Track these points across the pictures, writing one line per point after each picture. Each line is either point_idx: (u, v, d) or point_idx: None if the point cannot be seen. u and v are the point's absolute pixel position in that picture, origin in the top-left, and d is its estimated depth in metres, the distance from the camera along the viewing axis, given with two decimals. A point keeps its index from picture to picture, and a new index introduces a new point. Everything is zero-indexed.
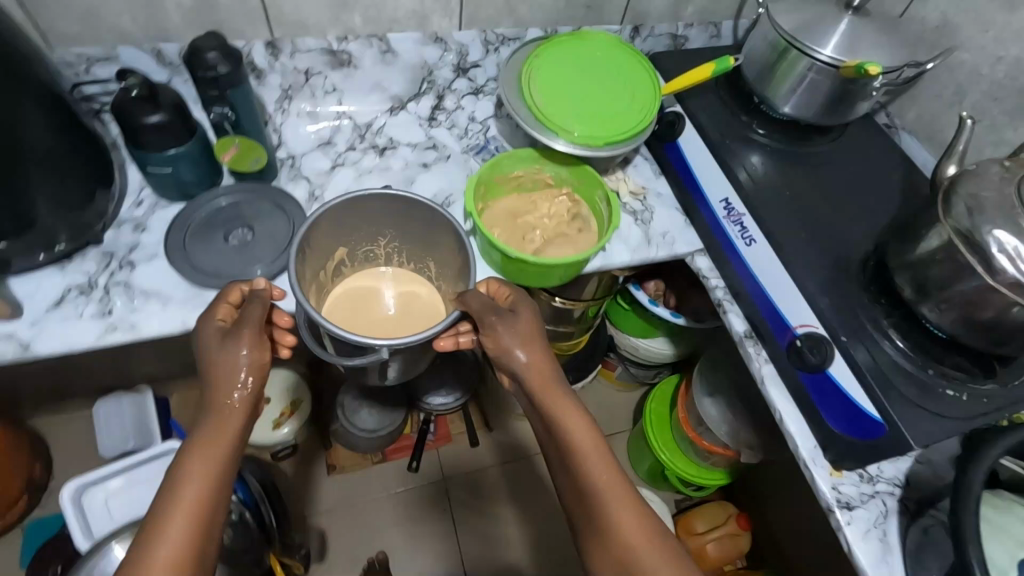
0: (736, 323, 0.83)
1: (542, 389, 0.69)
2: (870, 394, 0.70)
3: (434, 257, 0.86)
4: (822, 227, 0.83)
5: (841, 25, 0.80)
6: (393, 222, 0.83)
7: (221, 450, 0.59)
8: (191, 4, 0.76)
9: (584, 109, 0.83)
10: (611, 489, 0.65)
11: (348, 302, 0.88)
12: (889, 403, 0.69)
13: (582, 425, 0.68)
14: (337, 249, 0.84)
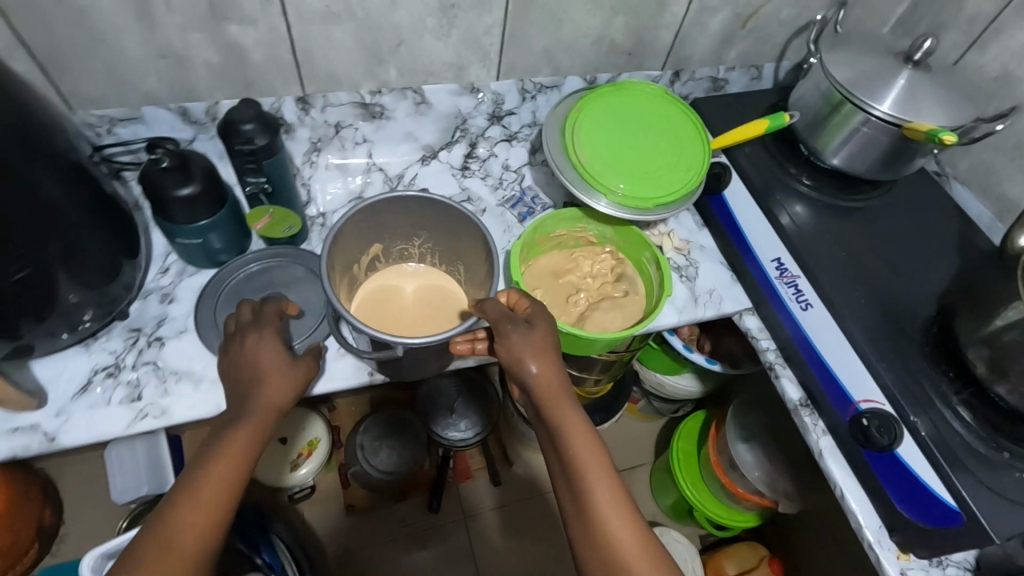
0: (791, 391, 0.79)
1: (551, 405, 0.62)
2: (944, 478, 0.67)
3: (465, 261, 0.82)
4: (882, 289, 0.79)
5: (899, 80, 0.76)
6: (423, 221, 0.78)
7: (231, 476, 0.57)
8: (220, 62, 0.72)
9: (629, 163, 0.79)
10: (618, 516, 0.58)
11: (373, 298, 0.81)
12: (966, 490, 0.65)
13: (588, 439, 0.61)
14: (372, 244, 0.79)
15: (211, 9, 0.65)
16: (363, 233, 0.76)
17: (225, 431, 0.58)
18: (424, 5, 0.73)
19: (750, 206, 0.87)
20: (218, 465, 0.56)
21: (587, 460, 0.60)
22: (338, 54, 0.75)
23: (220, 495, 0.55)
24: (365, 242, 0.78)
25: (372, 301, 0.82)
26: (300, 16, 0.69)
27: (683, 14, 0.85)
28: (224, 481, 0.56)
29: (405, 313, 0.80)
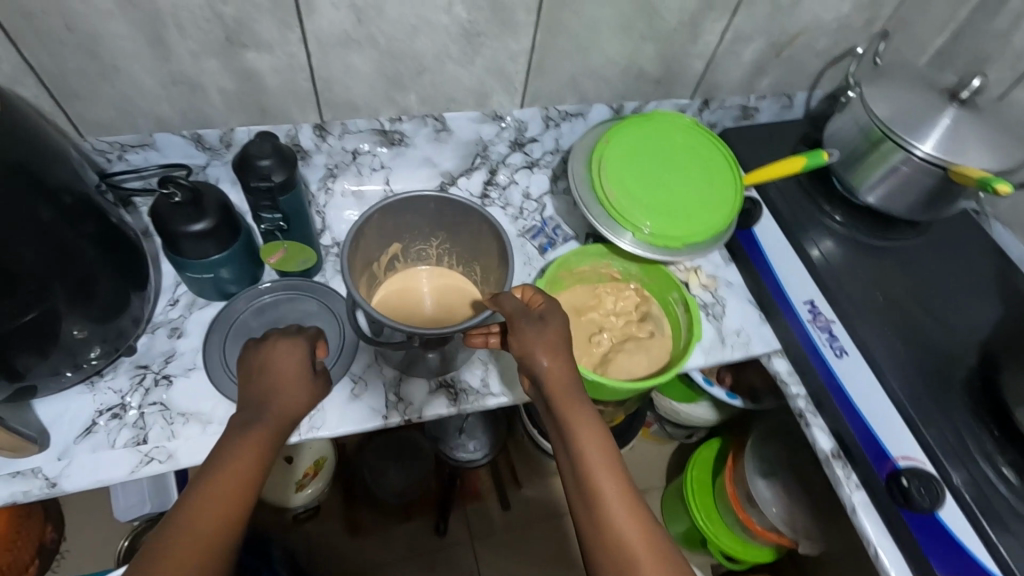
0: (822, 440, 0.75)
1: (561, 400, 0.58)
2: (990, 546, 0.63)
3: (481, 261, 0.78)
4: (922, 336, 0.75)
5: (944, 119, 0.72)
6: (444, 223, 0.75)
7: (245, 483, 0.51)
8: (236, 89, 0.69)
9: (659, 199, 0.77)
10: (631, 521, 0.53)
11: (392, 299, 0.80)
12: (1012, 558, 0.62)
13: (599, 439, 0.57)
14: (393, 243, 0.77)
15: (229, 36, 0.63)
16: (383, 232, 0.74)
17: (241, 435, 0.54)
18: (449, 33, 0.70)
19: (782, 243, 0.83)
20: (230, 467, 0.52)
21: (599, 458, 0.56)
22: (358, 81, 0.73)
23: (232, 498, 0.50)
24: (385, 239, 0.75)
25: (391, 302, 0.80)
26: (320, 44, 0.67)
27: (716, 43, 0.82)
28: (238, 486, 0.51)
29: (425, 316, 0.79)
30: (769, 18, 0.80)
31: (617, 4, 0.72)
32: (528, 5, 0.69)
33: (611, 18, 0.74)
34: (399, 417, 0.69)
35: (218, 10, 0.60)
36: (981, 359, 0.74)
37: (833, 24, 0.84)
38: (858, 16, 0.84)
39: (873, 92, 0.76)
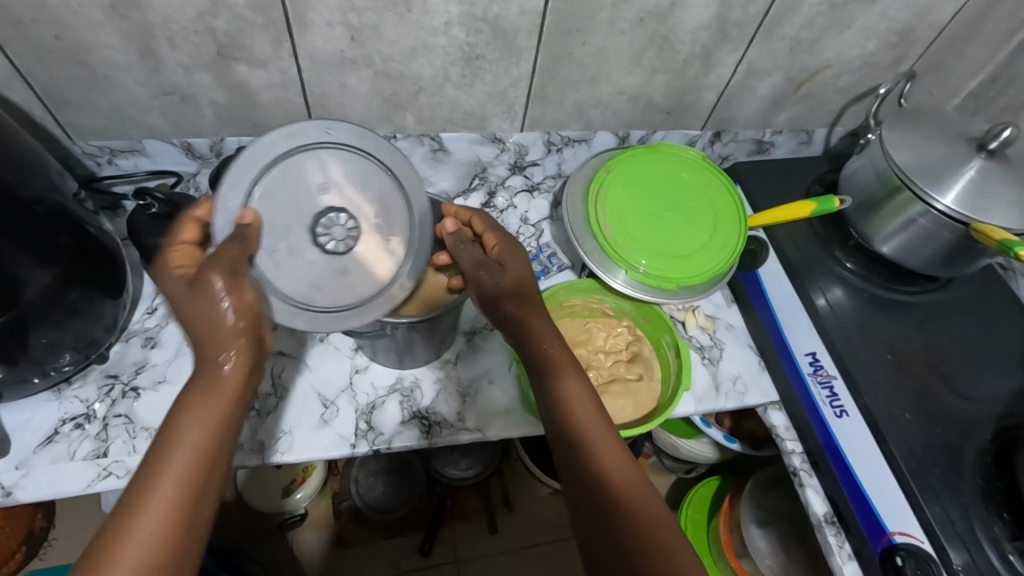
0: (815, 502, 0.70)
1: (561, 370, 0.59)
2: None
3: None
4: (933, 402, 0.70)
5: (968, 171, 0.67)
6: None
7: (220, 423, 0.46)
8: (227, 101, 0.68)
9: (660, 243, 0.74)
10: (637, 495, 0.52)
11: None
12: None
13: (600, 420, 0.57)
14: None
15: (219, 49, 0.61)
16: None
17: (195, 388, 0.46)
18: (447, 55, 0.67)
19: (788, 289, 0.79)
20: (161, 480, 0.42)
21: (601, 436, 0.55)
22: (353, 99, 0.71)
23: (179, 511, 0.41)
24: None
25: None
26: (313, 60, 0.65)
27: (729, 76, 0.78)
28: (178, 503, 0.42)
29: None
30: (788, 54, 0.76)
31: (626, 33, 0.69)
32: (531, 30, 0.66)
33: (619, 47, 0.71)
34: (367, 447, 0.67)
35: (207, 23, 0.58)
36: (998, 432, 0.69)
37: (857, 62, 0.79)
38: (884, 55, 0.79)
39: (894, 137, 0.71)
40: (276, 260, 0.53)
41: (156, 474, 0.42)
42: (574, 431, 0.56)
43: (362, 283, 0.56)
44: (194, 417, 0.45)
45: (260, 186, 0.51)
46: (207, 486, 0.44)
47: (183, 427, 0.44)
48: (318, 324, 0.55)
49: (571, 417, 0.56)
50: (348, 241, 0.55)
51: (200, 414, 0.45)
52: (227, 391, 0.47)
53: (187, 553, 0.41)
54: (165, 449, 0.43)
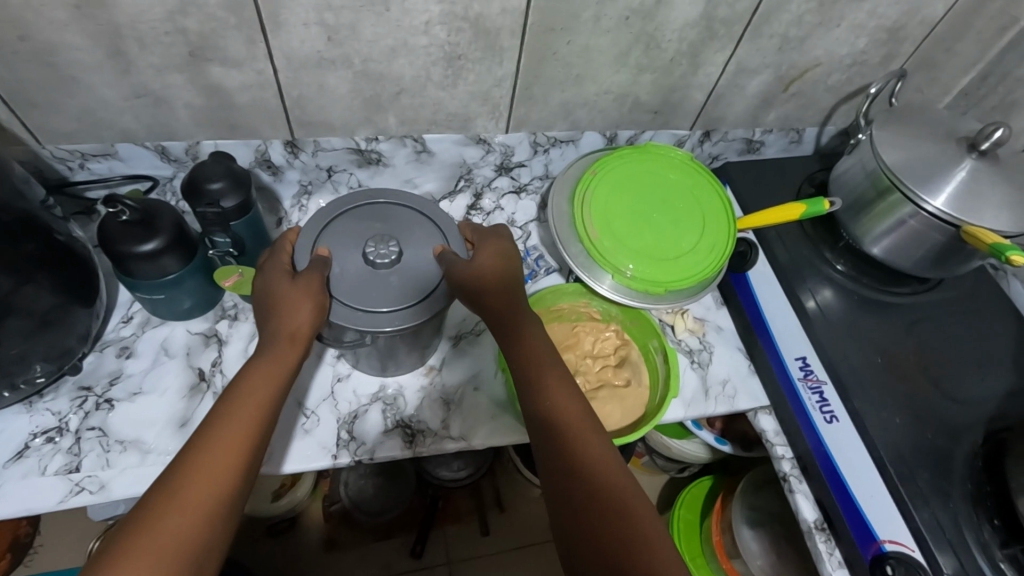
0: (805, 509, 0.69)
1: (547, 372, 0.58)
2: None
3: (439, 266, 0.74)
4: (924, 406, 0.69)
5: (958, 173, 0.66)
6: None
7: (268, 401, 0.51)
8: (201, 103, 0.65)
9: (649, 246, 0.72)
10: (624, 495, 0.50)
11: None
12: None
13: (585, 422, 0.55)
14: None
15: (190, 50, 0.59)
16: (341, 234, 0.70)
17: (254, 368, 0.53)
18: (428, 55, 0.65)
19: (777, 291, 0.77)
20: (230, 427, 0.48)
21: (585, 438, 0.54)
22: (333, 100, 0.69)
23: (244, 451, 0.48)
24: None
25: None
26: (290, 61, 0.63)
27: (718, 75, 0.76)
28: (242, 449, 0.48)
29: None
30: (778, 52, 0.74)
31: (611, 32, 0.67)
32: (513, 29, 0.64)
33: (605, 46, 0.69)
34: (349, 458, 0.65)
35: (178, 23, 0.56)
36: (988, 435, 0.68)
37: (847, 60, 0.78)
38: (875, 53, 0.78)
39: (884, 137, 0.70)
40: (340, 281, 0.58)
41: (222, 424, 0.48)
42: (558, 431, 0.54)
43: (408, 285, 0.59)
44: (259, 380, 0.52)
45: (323, 234, 0.61)
46: (264, 439, 0.50)
47: (253, 387, 0.51)
48: (374, 324, 0.56)
49: (555, 418, 0.55)
50: (392, 249, 0.60)
51: (264, 380, 0.52)
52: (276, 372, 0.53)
53: (239, 491, 0.47)
54: (231, 408, 0.50)
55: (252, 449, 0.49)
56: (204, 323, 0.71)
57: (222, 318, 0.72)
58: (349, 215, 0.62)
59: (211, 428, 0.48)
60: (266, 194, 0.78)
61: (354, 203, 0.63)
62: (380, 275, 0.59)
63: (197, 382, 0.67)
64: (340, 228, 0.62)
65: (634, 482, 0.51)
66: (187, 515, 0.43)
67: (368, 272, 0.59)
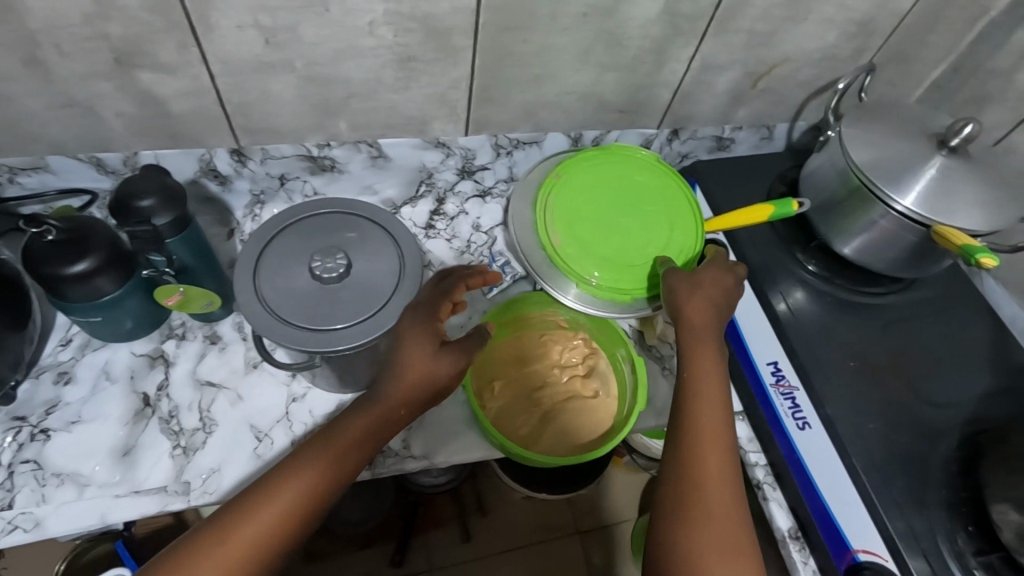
0: (779, 518, 0.67)
1: (705, 393, 0.56)
2: None
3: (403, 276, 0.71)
4: (898, 409, 0.68)
5: (929, 171, 0.64)
6: None
7: (363, 436, 0.51)
8: (135, 111, 0.61)
9: (615, 251, 0.70)
10: (721, 543, 0.49)
11: None
12: None
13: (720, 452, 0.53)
14: None
15: (117, 56, 0.55)
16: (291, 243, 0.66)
17: (367, 400, 0.52)
18: (377, 56, 0.62)
19: (747, 292, 0.75)
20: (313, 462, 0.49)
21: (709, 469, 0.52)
22: (279, 106, 0.65)
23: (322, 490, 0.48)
24: None
25: None
26: (227, 66, 0.59)
27: (684, 72, 0.74)
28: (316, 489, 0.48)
29: None
30: (744, 47, 0.72)
31: (570, 30, 0.64)
32: (466, 28, 0.61)
33: (564, 45, 0.66)
34: None
35: (99, 28, 0.52)
36: (964, 439, 0.66)
37: (817, 55, 0.76)
38: (845, 47, 0.76)
39: (854, 134, 0.68)
40: (285, 300, 0.55)
41: (314, 453, 0.49)
42: (689, 450, 0.53)
43: (360, 301, 0.55)
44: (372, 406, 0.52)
45: (268, 248, 0.57)
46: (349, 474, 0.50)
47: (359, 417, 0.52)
48: (329, 343, 0.53)
49: (694, 433, 0.54)
50: (342, 263, 0.56)
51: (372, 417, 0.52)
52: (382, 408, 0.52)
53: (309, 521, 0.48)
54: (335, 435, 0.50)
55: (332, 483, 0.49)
56: (149, 344, 0.67)
57: (168, 338, 0.68)
58: (290, 229, 0.59)
59: (310, 450, 0.49)
60: (215, 204, 0.75)
61: (295, 216, 0.59)
62: (329, 290, 0.56)
63: (141, 408, 0.63)
64: (290, 241, 0.58)
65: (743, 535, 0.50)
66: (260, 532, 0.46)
67: (316, 288, 0.55)
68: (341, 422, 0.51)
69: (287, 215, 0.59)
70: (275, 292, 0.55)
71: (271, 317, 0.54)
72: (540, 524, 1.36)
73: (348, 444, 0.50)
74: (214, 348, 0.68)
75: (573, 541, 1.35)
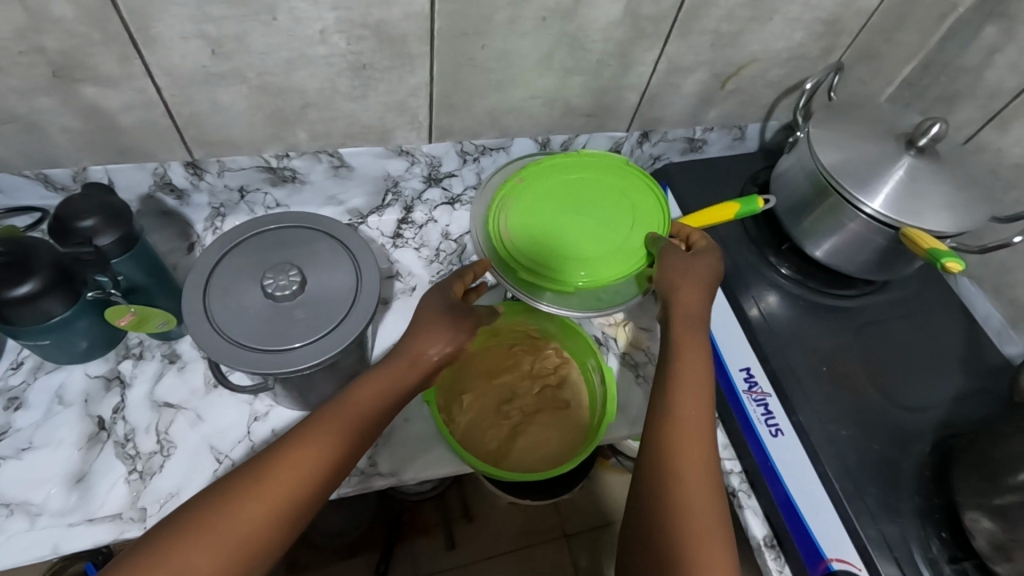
0: (754, 525, 0.66)
1: (686, 370, 0.54)
2: None
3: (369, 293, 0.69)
4: (870, 414, 0.67)
5: (897, 172, 0.63)
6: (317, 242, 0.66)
7: (361, 417, 0.49)
8: (80, 125, 0.59)
9: (578, 249, 0.68)
10: (706, 531, 0.47)
11: None
12: None
13: (701, 434, 0.51)
14: None
15: (55, 70, 0.53)
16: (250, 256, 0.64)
17: (367, 376, 0.51)
18: (331, 65, 0.60)
19: (721, 298, 0.74)
20: (302, 452, 0.46)
21: (694, 452, 0.50)
22: (231, 117, 0.63)
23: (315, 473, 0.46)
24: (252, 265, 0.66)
25: None
26: (173, 78, 0.57)
27: (650, 74, 0.72)
28: (304, 482, 0.45)
29: None
30: (710, 48, 0.71)
31: (530, 34, 0.63)
32: (421, 34, 0.59)
33: (524, 50, 0.64)
34: None
35: (34, 42, 0.50)
36: (937, 442, 0.66)
37: (784, 54, 0.75)
38: (813, 45, 0.74)
39: (822, 136, 0.67)
40: (237, 321, 0.53)
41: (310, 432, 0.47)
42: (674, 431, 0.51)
43: (316, 317, 0.54)
44: (373, 381, 0.51)
45: (219, 267, 0.56)
46: (348, 460, 0.48)
47: (359, 393, 0.50)
48: (283, 362, 0.51)
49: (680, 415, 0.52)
50: (296, 279, 0.54)
51: (361, 402, 0.50)
52: (379, 388, 0.51)
53: (303, 509, 0.45)
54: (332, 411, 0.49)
55: (330, 465, 0.47)
56: (105, 365, 0.66)
57: (125, 358, 0.66)
58: (242, 246, 0.57)
59: (303, 429, 0.47)
60: (174, 218, 0.73)
61: (246, 233, 0.58)
62: (283, 309, 0.54)
63: (96, 432, 0.62)
64: (242, 259, 0.56)
65: (721, 526, 0.47)
66: (252, 513, 0.43)
67: (269, 307, 0.54)
68: (340, 403, 0.49)
69: (239, 232, 0.58)
70: (227, 313, 0.53)
71: (223, 340, 0.52)
72: (526, 528, 1.35)
73: (349, 424, 0.48)
74: (172, 367, 0.66)
75: (559, 545, 1.34)
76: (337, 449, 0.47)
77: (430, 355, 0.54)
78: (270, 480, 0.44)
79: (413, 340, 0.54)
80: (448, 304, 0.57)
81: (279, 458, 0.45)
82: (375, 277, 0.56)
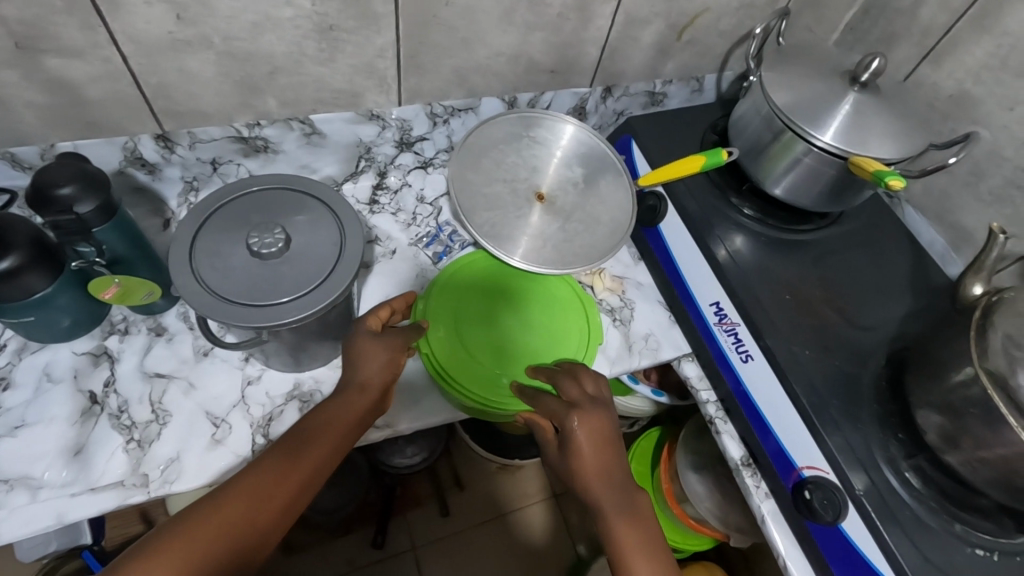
0: (732, 448, 0.71)
1: (605, 494, 0.55)
2: (877, 537, 0.61)
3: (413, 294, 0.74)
4: (832, 337, 0.72)
5: (845, 106, 0.67)
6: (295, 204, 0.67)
7: (337, 441, 0.54)
8: (47, 101, 0.59)
9: (524, 348, 0.73)
10: None
11: None
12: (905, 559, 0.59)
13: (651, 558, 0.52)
14: None
15: (17, 41, 0.53)
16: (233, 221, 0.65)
17: (334, 395, 0.56)
18: (297, 27, 0.61)
19: (689, 240, 0.78)
20: (272, 473, 0.49)
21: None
22: (200, 86, 0.63)
23: (292, 487, 0.50)
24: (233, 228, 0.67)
25: None
26: (139, 46, 0.57)
27: (609, 28, 0.75)
28: (281, 493, 0.49)
29: None
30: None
31: None
32: None
33: (487, 6, 0.66)
34: None
35: None
36: (891, 356, 0.71)
37: (735, 3, 0.78)
38: None
39: (774, 77, 0.71)
40: (225, 280, 0.54)
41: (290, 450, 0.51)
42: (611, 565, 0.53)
43: (304, 273, 0.55)
44: (339, 403, 0.55)
45: (202, 230, 0.56)
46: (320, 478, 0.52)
47: (331, 413, 0.54)
48: (274, 317, 0.53)
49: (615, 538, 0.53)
50: (280, 237, 0.56)
51: (336, 416, 0.54)
52: (351, 413, 0.55)
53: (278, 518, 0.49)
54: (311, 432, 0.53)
55: (307, 477, 0.51)
56: (91, 341, 0.66)
57: (111, 334, 0.67)
58: (224, 210, 0.58)
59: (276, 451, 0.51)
60: (147, 193, 0.73)
61: (228, 197, 0.59)
62: (270, 266, 0.55)
63: (89, 406, 0.62)
64: (224, 223, 0.57)
65: None
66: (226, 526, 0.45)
67: (256, 264, 0.55)
68: (312, 423, 0.54)
69: (219, 197, 0.59)
70: (215, 274, 0.54)
71: (215, 298, 0.52)
72: (518, 491, 1.38)
73: (327, 434, 0.53)
74: (160, 339, 0.67)
75: (552, 502, 1.38)
76: (315, 462, 0.52)
77: (373, 376, 0.57)
78: (243, 491, 0.47)
79: (354, 367, 0.57)
80: (374, 342, 0.59)
81: (256, 472, 0.49)
82: (357, 232, 0.58)
